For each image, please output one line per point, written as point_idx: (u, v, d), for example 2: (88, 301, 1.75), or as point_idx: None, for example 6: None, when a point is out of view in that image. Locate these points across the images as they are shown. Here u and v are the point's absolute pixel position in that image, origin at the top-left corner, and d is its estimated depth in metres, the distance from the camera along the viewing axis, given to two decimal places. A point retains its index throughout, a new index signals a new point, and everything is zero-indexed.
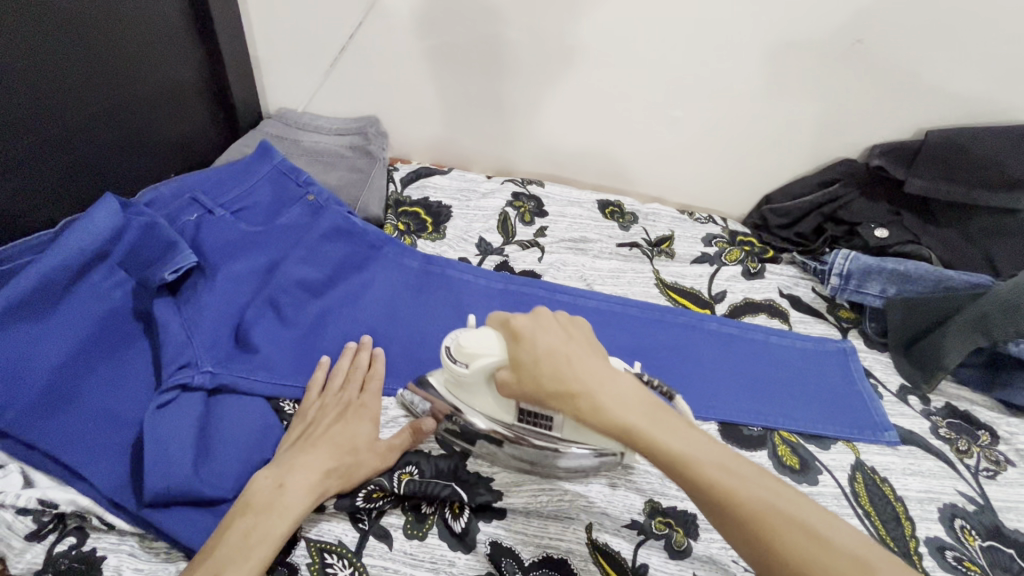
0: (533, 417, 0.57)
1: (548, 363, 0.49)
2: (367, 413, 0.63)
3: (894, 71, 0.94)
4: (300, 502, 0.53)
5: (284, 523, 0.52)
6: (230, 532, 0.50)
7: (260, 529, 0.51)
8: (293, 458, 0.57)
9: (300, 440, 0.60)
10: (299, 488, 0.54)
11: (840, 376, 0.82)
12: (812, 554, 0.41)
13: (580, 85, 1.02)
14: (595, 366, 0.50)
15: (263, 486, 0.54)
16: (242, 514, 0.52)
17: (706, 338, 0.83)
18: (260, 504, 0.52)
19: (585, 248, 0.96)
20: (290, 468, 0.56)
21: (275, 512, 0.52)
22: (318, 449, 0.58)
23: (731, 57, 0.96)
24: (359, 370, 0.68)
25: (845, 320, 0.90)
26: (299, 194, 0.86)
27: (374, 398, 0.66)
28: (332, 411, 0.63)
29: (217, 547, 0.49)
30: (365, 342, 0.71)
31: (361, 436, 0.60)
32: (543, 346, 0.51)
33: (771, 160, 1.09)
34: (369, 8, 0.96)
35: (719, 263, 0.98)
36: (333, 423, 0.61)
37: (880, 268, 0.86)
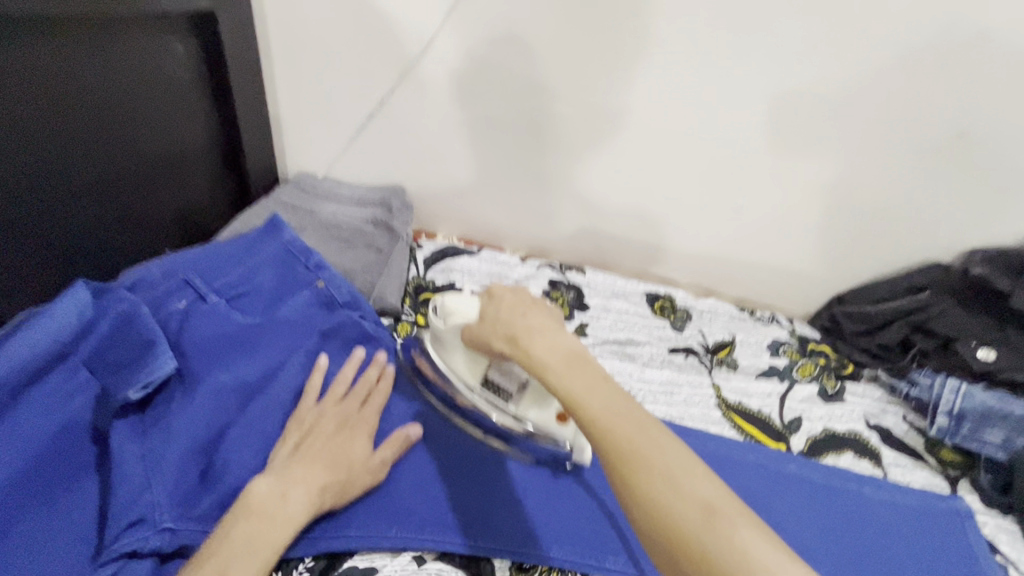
0: (496, 385, 0.62)
1: (505, 312, 0.50)
2: (365, 430, 0.62)
3: (1000, 171, 0.81)
4: (299, 516, 0.52)
5: (286, 531, 0.51)
6: (235, 537, 0.49)
7: (262, 538, 0.50)
8: (294, 467, 0.55)
9: (296, 449, 0.57)
10: (300, 501, 0.53)
11: (950, 550, 0.65)
12: (655, 488, 0.36)
13: (632, 166, 0.91)
14: (536, 319, 0.49)
15: (267, 494, 0.52)
16: (246, 519, 0.50)
17: (785, 488, 0.68)
18: (262, 512, 0.51)
19: (632, 354, 0.82)
20: (294, 479, 0.54)
21: (277, 523, 0.51)
22: (318, 462, 0.56)
23: (806, 145, 0.84)
24: (366, 382, 0.65)
25: (950, 466, 0.74)
26: (308, 280, 0.74)
27: (375, 412, 0.64)
28: (333, 418, 0.61)
29: (219, 552, 0.47)
30: (378, 360, 0.67)
31: (362, 452, 0.59)
32: (506, 301, 0.52)
33: (845, 258, 0.95)
34: (403, 75, 0.88)
35: (790, 380, 0.83)
36: (332, 435, 0.59)
37: (1003, 412, 0.70)
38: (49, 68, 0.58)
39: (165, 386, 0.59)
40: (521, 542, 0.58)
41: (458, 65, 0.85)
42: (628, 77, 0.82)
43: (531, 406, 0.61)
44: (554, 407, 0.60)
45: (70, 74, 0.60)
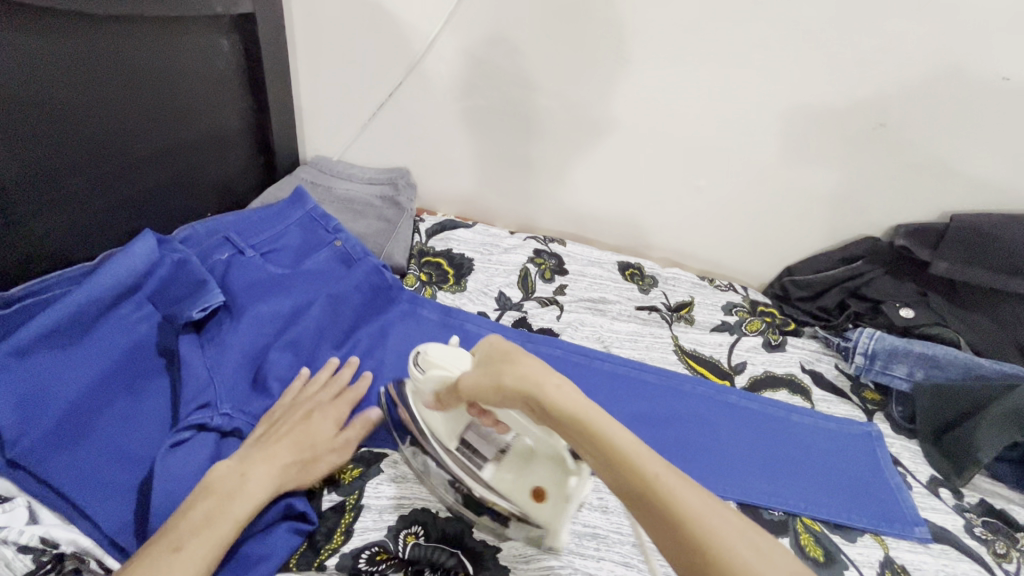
0: (472, 449, 0.61)
1: (516, 360, 0.52)
2: (332, 418, 0.65)
3: (917, 155, 0.95)
4: (258, 491, 0.55)
5: (244, 507, 0.53)
6: (192, 510, 0.51)
7: (220, 512, 0.52)
8: (256, 452, 0.58)
9: (262, 437, 0.61)
10: (259, 479, 0.56)
11: (861, 460, 0.78)
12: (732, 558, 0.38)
13: (606, 151, 1.05)
14: (533, 369, 0.50)
15: (227, 474, 0.55)
16: (204, 497, 0.53)
17: (725, 412, 0.81)
18: (220, 489, 0.54)
19: (603, 309, 0.96)
20: (255, 462, 0.57)
21: (236, 498, 0.53)
22: (279, 445, 0.59)
23: (753, 134, 0.98)
24: (339, 381, 0.70)
25: (869, 402, 0.87)
26: (327, 241, 0.88)
27: (344, 405, 0.68)
28: (300, 410, 0.64)
29: (177, 522, 0.50)
30: (353, 362, 0.72)
31: (326, 435, 0.63)
32: (510, 347, 0.55)
33: (793, 233, 1.09)
34: (409, 71, 1.02)
35: (739, 333, 0.97)
36: (298, 421, 0.63)
37: (905, 350, 0.84)
38: (141, 57, 0.73)
39: (216, 314, 0.72)
40: None
41: (455, 63, 0.99)
42: (601, 74, 0.96)
43: (506, 477, 0.59)
44: (530, 481, 0.58)
45: (150, 57, 0.74)
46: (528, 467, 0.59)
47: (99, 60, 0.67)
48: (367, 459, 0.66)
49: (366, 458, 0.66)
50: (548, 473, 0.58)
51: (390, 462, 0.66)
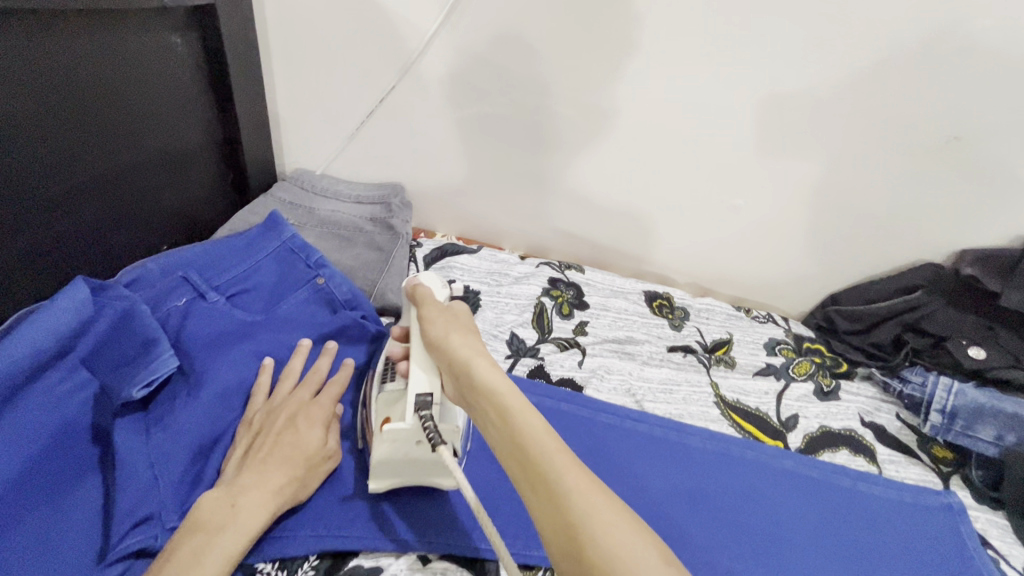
0: (387, 369, 0.60)
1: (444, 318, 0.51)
2: (320, 417, 0.59)
3: (991, 172, 0.83)
4: (254, 523, 0.49)
5: (237, 540, 0.48)
6: (179, 551, 0.46)
7: (212, 550, 0.47)
8: (243, 475, 0.52)
9: (246, 455, 0.55)
10: (253, 508, 0.50)
11: (950, 547, 0.65)
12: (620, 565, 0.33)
13: (631, 166, 0.92)
14: (462, 334, 0.49)
15: (214, 506, 0.49)
16: (191, 533, 0.47)
17: (783, 483, 0.69)
18: (211, 524, 0.48)
19: (631, 352, 0.83)
20: (243, 486, 0.51)
21: (229, 533, 0.48)
22: (270, 463, 0.53)
23: (801, 146, 0.85)
24: (317, 375, 0.63)
25: (942, 462, 0.75)
26: (307, 278, 0.74)
27: (329, 403, 0.61)
28: (282, 415, 0.58)
29: (161, 568, 0.44)
30: (330, 349, 0.66)
31: (317, 443, 0.57)
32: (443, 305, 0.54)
33: (840, 259, 0.96)
34: (403, 72, 0.87)
35: (786, 378, 0.84)
36: (284, 430, 0.56)
37: (993, 410, 0.73)
38: (72, 63, 0.58)
39: (166, 385, 0.57)
40: (525, 545, 0.59)
41: (456, 65, 0.85)
42: (629, 77, 0.82)
43: (383, 404, 0.57)
44: (390, 409, 0.56)
45: (86, 64, 0.60)
46: (394, 403, 0.56)
47: (18, 75, 0.53)
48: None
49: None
50: (400, 416, 0.54)
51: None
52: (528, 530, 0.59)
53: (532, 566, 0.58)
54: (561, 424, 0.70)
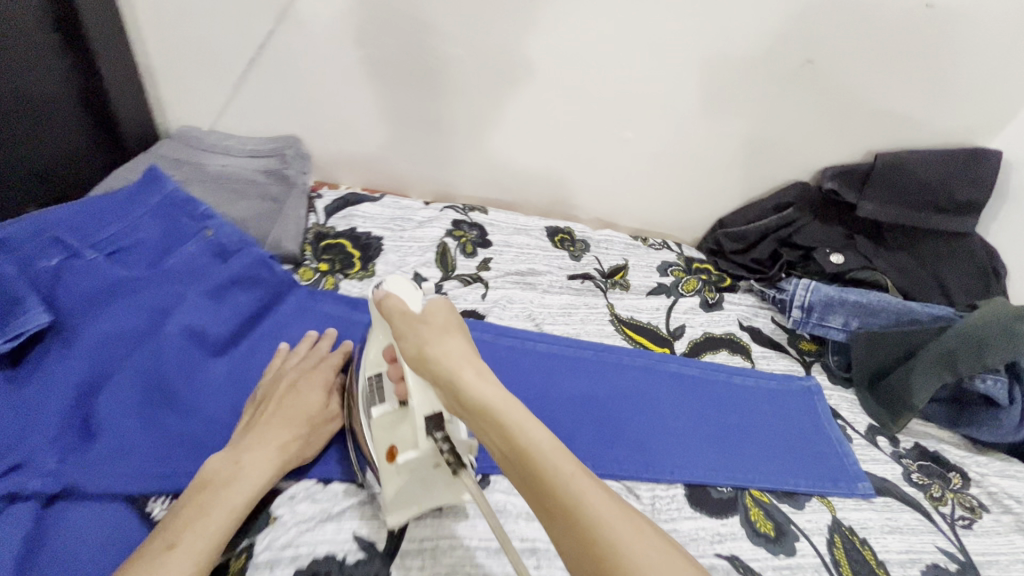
0: (376, 385, 0.53)
1: (432, 340, 0.45)
2: (320, 382, 0.61)
3: (844, 92, 0.91)
4: (259, 476, 0.51)
5: (243, 495, 0.49)
6: (184, 508, 0.47)
7: (218, 502, 0.48)
8: (248, 436, 0.54)
9: (250, 424, 0.56)
10: (257, 463, 0.52)
11: (804, 419, 0.75)
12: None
13: (524, 106, 0.94)
14: (455, 346, 0.44)
15: (220, 465, 0.51)
16: (197, 491, 0.49)
17: (666, 382, 0.76)
18: (216, 481, 0.49)
19: (533, 283, 0.87)
20: (248, 446, 0.53)
21: (233, 486, 0.49)
22: (273, 423, 0.55)
23: (679, 77, 0.90)
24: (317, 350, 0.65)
25: (807, 354, 0.85)
26: (194, 231, 0.71)
27: (330, 369, 0.63)
28: (284, 382, 0.59)
29: (169, 524, 0.46)
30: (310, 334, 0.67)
31: (317, 404, 0.59)
32: (432, 318, 0.47)
33: (724, 185, 1.04)
34: (281, 16, 0.84)
35: (676, 294, 0.92)
36: (285, 393, 0.58)
37: (842, 300, 0.80)
38: None
39: (39, 341, 0.56)
40: None
41: (343, 6, 0.83)
42: (510, 13, 0.83)
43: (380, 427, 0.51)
44: (392, 435, 0.51)
45: None
46: (397, 426, 0.50)
47: None
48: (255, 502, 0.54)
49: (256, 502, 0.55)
50: (409, 442, 0.49)
51: (286, 504, 0.55)
52: None
53: None
54: None
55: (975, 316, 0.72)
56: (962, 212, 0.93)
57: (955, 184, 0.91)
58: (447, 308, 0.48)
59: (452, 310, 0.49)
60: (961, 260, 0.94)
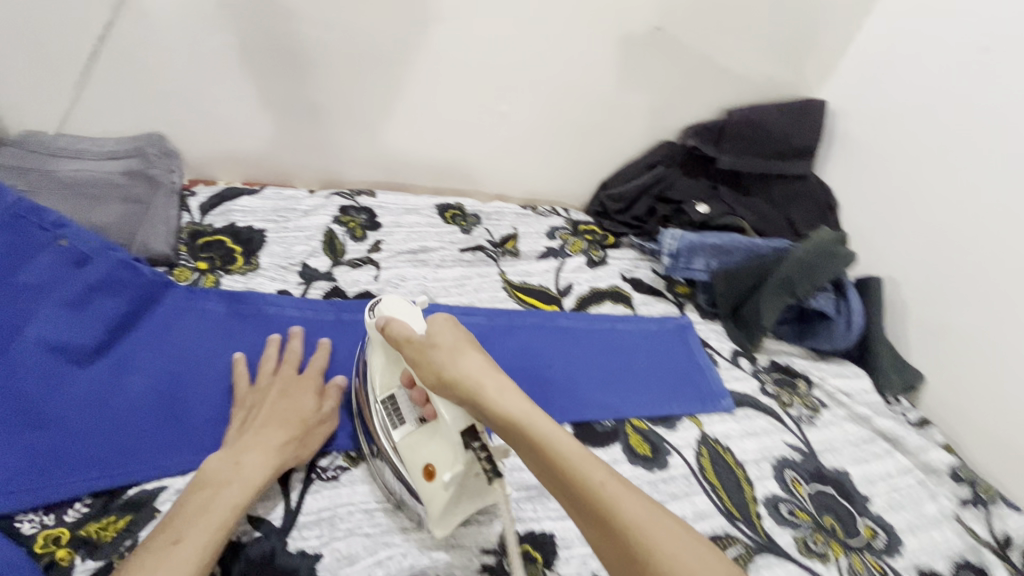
0: (393, 406, 0.59)
1: (447, 358, 0.52)
2: (311, 387, 0.64)
3: (692, 54, 0.99)
4: (258, 477, 0.54)
5: (243, 493, 0.53)
6: (189, 504, 0.51)
7: (219, 500, 0.52)
8: (244, 439, 0.57)
9: (244, 425, 0.60)
10: (255, 464, 0.55)
11: (678, 353, 0.84)
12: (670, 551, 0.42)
13: (397, 85, 0.94)
14: (472, 362, 0.51)
15: (220, 465, 0.55)
16: (197, 493, 0.52)
17: (555, 336, 0.82)
18: (216, 481, 0.53)
19: (424, 260, 0.90)
20: (243, 448, 0.56)
21: (234, 485, 0.53)
22: (268, 428, 0.59)
23: (543, 49, 0.94)
24: (294, 355, 0.67)
25: (681, 296, 0.95)
26: (44, 241, 0.65)
27: (316, 375, 0.66)
28: (273, 391, 0.63)
29: (175, 518, 0.50)
30: (275, 338, 0.68)
31: (309, 407, 0.62)
32: (446, 336, 0.54)
33: (601, 150, 1.10)
34: (117, 6, 0.78)
35: (563, 256, 0.98)
36: (276, 400, 0.61)
37: (702, 244, 0.89)
38: None
39: None
40: None
41: None
42: None
43: (415, 442, 0.56)
44: (427, 454, 0.54)
45: None
46: (432, 444, 0.55)
47: None
48: (137, 501, 0.55)
49: (137, 502, 0.55)
50: (445, 457, 0.53)
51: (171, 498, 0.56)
52: None
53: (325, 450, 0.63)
54: (355, 335, 0.76)
55: (806, 244, 0.83)
56: (798, 156, 1.06)
57: (791, 132, 1.04)
58: (455, 328, 0.55)
59: (461, 328, 0.56)
60: (804, 199, 1.07)
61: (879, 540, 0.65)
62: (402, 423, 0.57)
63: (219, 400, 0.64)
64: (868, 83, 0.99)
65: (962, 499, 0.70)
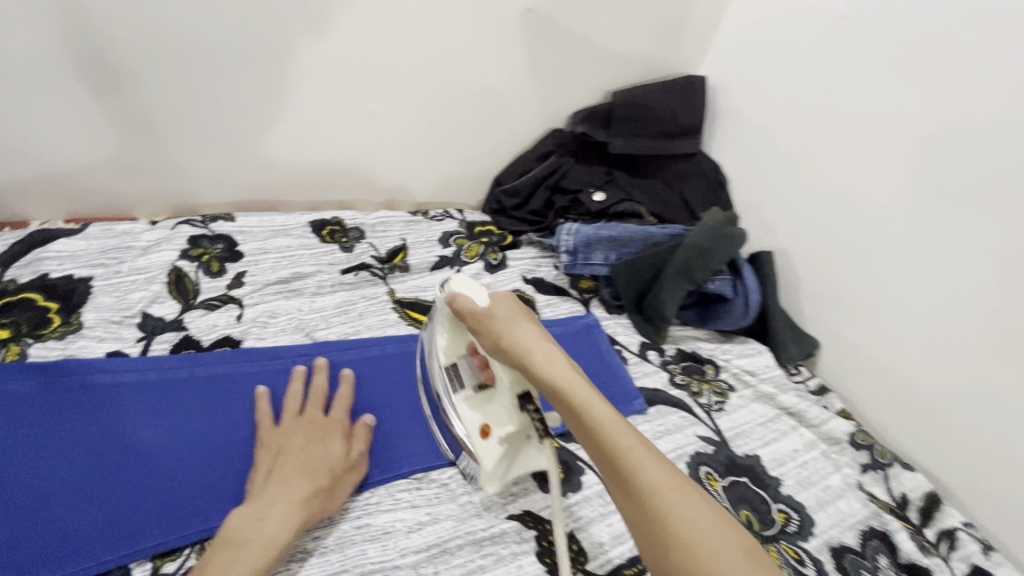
0: (455, 372, 0.61)
1: (500, 322, 0.54)
2: (337, 430, 0.60)
3: (570, 36, 0.94)
4: (282, 536, 0.50)
5: (266, 556, 0.48)
6: (210, 566, 0.47)
7: (238, 563, 0.47)
8: (266, 491, 0.53)
9: (270, 474, 0.55)
10: (279, 521, 0.50)
11: (587, 357, 0.80)
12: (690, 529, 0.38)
13: (244, 91, 0.80)
14: (528, 332, 0.52)
15: (242, 522, 0.50)
16: (219, 550, 0.48)
17: None
18: (238, 540, 0.49)
19: (298, 289, 0.79)
20: (272, 499, 0.52)
21: (257, 546, 0.48)
22: (292, 478, 0.54)
23: (409, 40, 0.84)
24: (318, 391, 0.63)
25: (586, 292, 0.91)
26: None
27: (342, 417, 0.61)
28: (300, 435, 0.58)
29: None
30: (302, 371, 0.64)
31: (337, 454, 0.57)
32: (500, 308, 0.55)
33: (490, 144, 1.03)
34: None
35: (458, 264, 0.90)
36: (304, 447, 0.56)
37: (597, 237, 0.86)
38: None
39: None
40: (162, 531, 0.53)
41: None
42: None
43: (474, 405, 0.59)
44: (483, 415, 0.58)
45: None
46: (488, 405, 0.58)
47: None
48: None
49: None
50: (500, 416, 0.57)
51: None
52: (168, 519, 0.54)
53: (171, 551, 0.53)
54: (217, 390, 0.63)
55: (700, 227, 0.82)
56: (686, 135, 1.05)
57: (676, 111, 1.02)
58: (512, 302, 0.56)
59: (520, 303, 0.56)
60: (696, 177, 1.06)
61: (792, 523, 0.65)
62: (464, 386, 0.60)
63: (20, 513, 0.51)
64: (743, 57, 1.00)
65: (862, 465, 0.72)
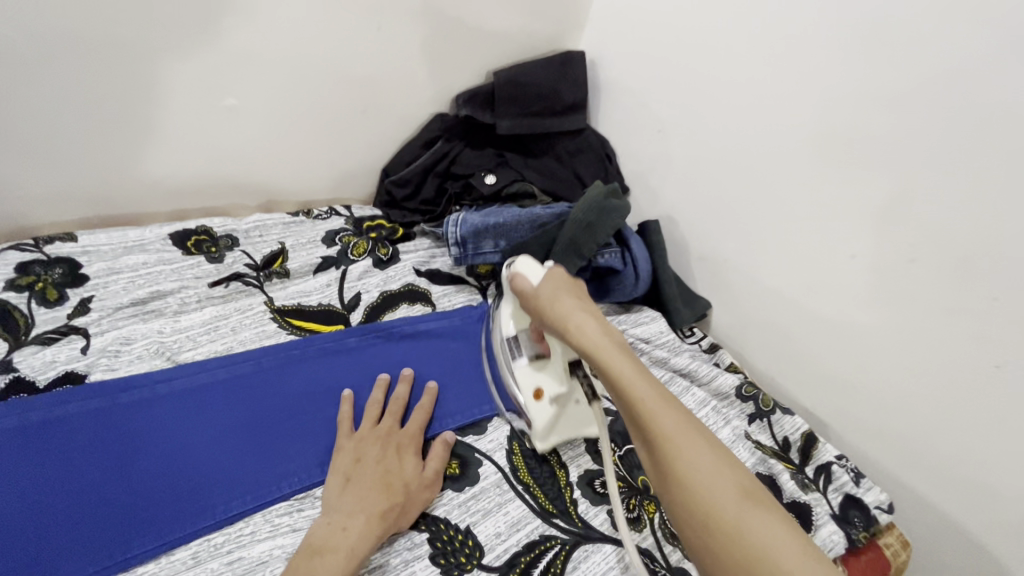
0: (515, 343, 0.69)
1: (544, 294, 0.61)
2: (411, 448, 0.62)
3: (440, 17, 0.89)
4: (366, 543, 0.52)
5: (351, 563, 0.50)
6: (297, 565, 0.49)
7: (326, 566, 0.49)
8: (345, 500, 0.55)
9: (347, 484, 0.57)
10: (362, 530, 0.52)
11: (482, 347, 0.78)
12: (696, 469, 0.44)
13: (69, 101, 0.69)
14: (569, 304, 0.58)
15: (327, 531, 0.52)
16: (307, 556, 0.50)
17: (343, 361, 0.71)
18: (322, 545, 0.51)
19: (157, 309, 0.71)
20: (353, 509, 0.54)
21: (341, 553, 0.50)
22: (368, 491, 0.56)
23: (258, 30, 0.76)
24: (398, 400, 0.66)
25: (485, 278, 0.90)
26: None
27: (416, 432, 0.64)
28: (376, 447, 0.61)
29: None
30: (405, 375, 0.69)
31: (414, 470, 0.59)
32: (547, 283, 0.62)
33: (370, 134, 0.98)
34: None
35: (346, 263, 0.85)
36: (381, 460, 0.59)
37: (484, 226, 0.85)
38: None
39: None
40: None
41: None
42: None
43: (535, 369, 0.67)
44: (538, 380, 0.66)
45: None
46: (545, 372, 0.67)
47: None
48: None
49: None
50: (555, 381, 0.66)
51: None
52: None
53: None
54: (55, 437, 0.56)
55: (581, 203, 0.82)
56: (571, 112, 1.04)
57: (557, 87, 1.01)
58: (560, 276, 0.62)
59: (570, 278, 0.63)
60: (586, 152, 1.06)
61: None
62: (518, 354, 0.68)
63: None
64: (618, 30, 1.00)
65: (749, 415, 0.76)
